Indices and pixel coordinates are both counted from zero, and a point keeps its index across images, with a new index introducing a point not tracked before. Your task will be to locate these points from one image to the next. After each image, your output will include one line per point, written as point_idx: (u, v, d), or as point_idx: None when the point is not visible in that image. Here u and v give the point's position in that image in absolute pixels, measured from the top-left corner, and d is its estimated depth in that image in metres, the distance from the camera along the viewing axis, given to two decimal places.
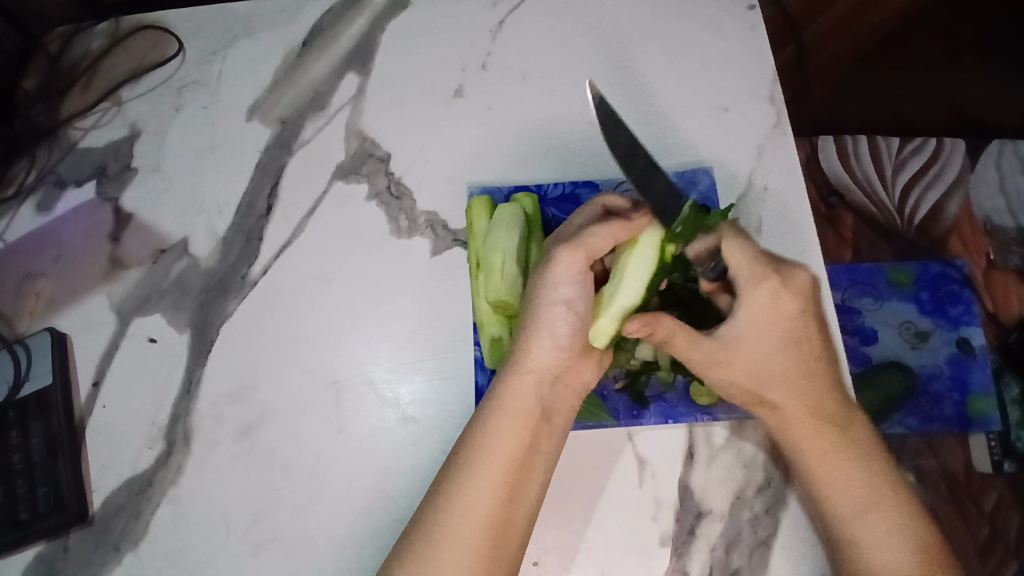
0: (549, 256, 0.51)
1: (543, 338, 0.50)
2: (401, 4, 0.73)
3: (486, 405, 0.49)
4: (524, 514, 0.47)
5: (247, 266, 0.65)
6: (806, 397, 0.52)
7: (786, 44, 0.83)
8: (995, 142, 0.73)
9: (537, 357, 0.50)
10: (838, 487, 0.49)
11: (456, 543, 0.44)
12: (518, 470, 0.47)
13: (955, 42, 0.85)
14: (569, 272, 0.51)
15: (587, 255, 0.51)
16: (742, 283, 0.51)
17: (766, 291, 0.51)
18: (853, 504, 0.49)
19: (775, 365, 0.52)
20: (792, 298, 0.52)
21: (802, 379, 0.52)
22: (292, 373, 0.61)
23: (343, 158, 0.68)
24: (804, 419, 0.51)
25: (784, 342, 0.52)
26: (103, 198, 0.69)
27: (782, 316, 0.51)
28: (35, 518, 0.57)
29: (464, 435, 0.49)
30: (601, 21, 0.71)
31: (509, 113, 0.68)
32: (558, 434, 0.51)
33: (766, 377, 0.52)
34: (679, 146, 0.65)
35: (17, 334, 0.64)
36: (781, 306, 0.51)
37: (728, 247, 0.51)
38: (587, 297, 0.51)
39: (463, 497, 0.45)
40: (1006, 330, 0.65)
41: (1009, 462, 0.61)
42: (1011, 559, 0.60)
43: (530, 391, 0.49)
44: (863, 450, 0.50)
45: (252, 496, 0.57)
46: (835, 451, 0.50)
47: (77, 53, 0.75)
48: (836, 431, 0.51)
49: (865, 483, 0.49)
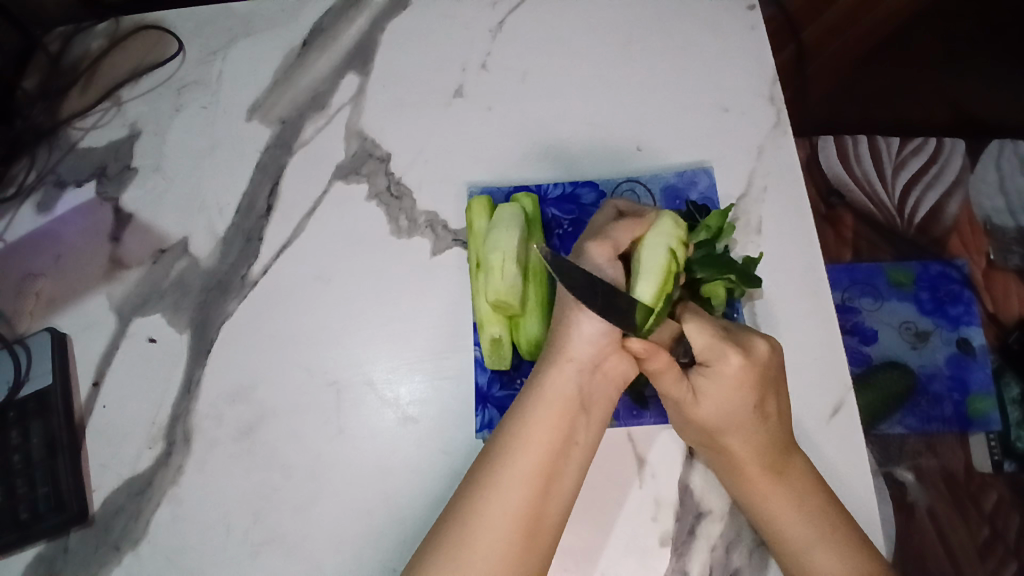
0: (580, 248, 0.51)
1: (582, 327, 0.49)
2: (401, 4, 0.73)
3: (527, 394, 0.49)
4: (559, 504, 0.47)
5: (247, 265, 0.65)
6: (756, 444, 0.50)
7: (786, 43, 0.83)
8: (995, 142, 0.73)
9: (577, 346, 0.49)
10: (781, 518, 0.50)
11: (494, 531, 0.44)
12: (556, 461, 0.47)
13: (955, 43, 0.85)
14: (600, 262, 0.49)
15: (614, 248, 0.50)
16: (708, 353, 0.49)
17: (731, 362, 0.48)
18: (800, 539, 0.49)
19: (731, 425, 0.49)
20: (755, 368, 0.49)
21: (753, 434, 0.49)
22: (292, 373, 0.61)
23: (343, 158, 0.68)
24: (753, 466, 0.50)
25: (738, 405, 0.49)
26: (103, 198, 0.69)
27: (745, 384, 0.48)
28: (35, 519, 0.57)
29: (502, 425, 0.48)
30: (601, 21, 0.71)
31: (508, 113, 0.68)
32: (597, 426, 0.50)
33: (723, 430, 0.50)
34: (679, 146, 0.65)
35: (18, 334, 0.64)
36: (748, 375, 0.48)
37: (689, 326, 0.50)
38: (618, 281, 0.50)
39: (499, 488, 0.45)
40: (1006, 330, 0.65)
41: (1009, 462, 0.61)
42: (1011, 560, 0.60)
43: (571, 381, 0.48)
44: (805, 488, 0.50)
45: (252, 496, 0.57)
46: (780, 494, 0.50)
47: (77, 53, 0.75)
48: (780, 475, 0.50)
49: (813, 523, 0.49)
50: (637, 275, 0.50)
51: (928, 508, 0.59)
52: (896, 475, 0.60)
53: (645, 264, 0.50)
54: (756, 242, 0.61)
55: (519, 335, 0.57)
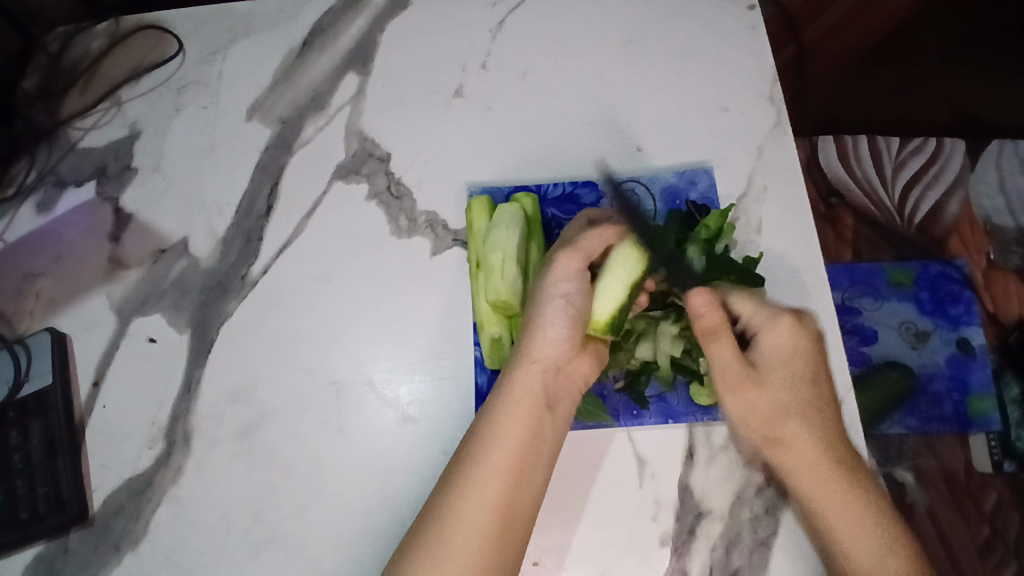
0: (551, 260, 0.53)
1: (547, 331, 0.51)
2: (401, 4, 0.73)
3: (495, 395, 0.50)
4: (533, 498, 0.47)
5: (247, 266, 0.65)
6: (817, 428, 0.53)
7: (787, 43, 0.83)
8: (995, 142, 0.73)
9: (542, 349, 0.51)
10: (848, 507, 0.50)
11: (470, 523, 0.44)
12: (527, 455, 0.47)
13: (955, 43, 0.85)
14: (567, 272, 0.51)
15: (584, 258, 0.52)
16: (761, 321, 0.54)
17: (784, 327, 0.54)
18: (866, 530, 0.49)
19: (794, 400, 0.53)
20: (804, 343, 0.54)
21: (813, 414, 0.53)
22: (292, 374, 0.61)
23: (343, 158, 0.68)
24: (817, 451, 0.52)
25: (797, 381, 0.54)
26: (103, 198, 0.69)
27: (797, 354, 0.54)
28: (35, 519, 0.57)
29: (473, 425, 0.49)
30: (601, 21, 0.71)
31: (508, 113, 0.68)
32: (563, 424, 0.51)
33: (784, 407, 0.53)
34: (678, 146, 0.65)
35: (17, 334, 0.64)
36: (798, 344, 0.54)
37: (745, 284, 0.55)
38: (585, 294, 0.51)
39: (473, 483, 0.45)
40: (1006, 330, 0.65)
41: (1009, 462, 0.61)
42: (1012, 559, 0.60)
43: (536, 379, 0.50)
44: (861, 473, 0.52)
45: (253, 496, 0.57)
46: (845, 483, 0.51)
47: (77, 52, 0.75)
48: (846, 462, 0.52)
49: (874, 511, 0.50)
50: (606, 273, 0.52)
51: (928, 508, 0.59)
52: (896, 475, 0.59)
53: (617, 267, 0.52)
54: (756, 242, 0.61)
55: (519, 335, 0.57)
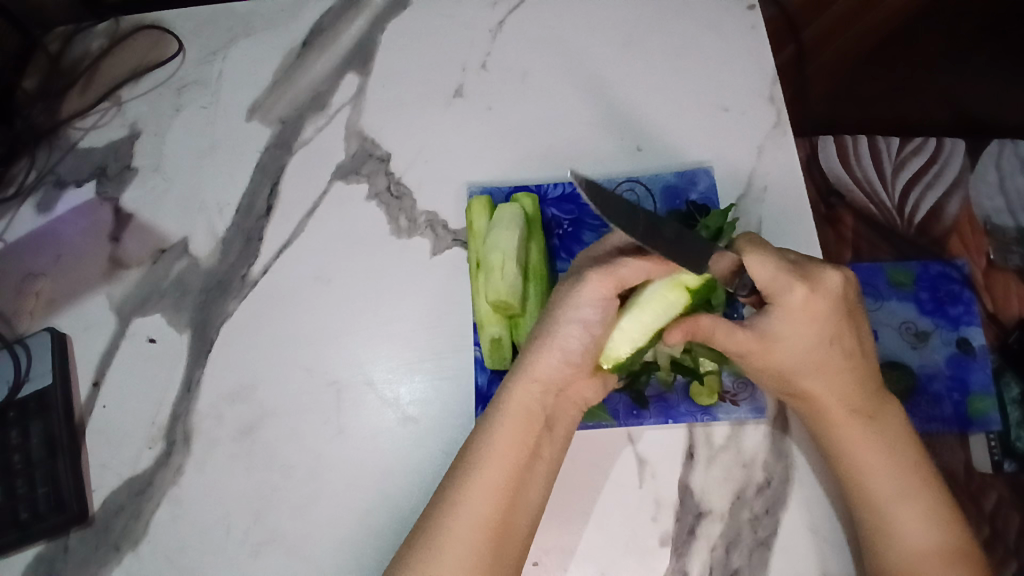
0: (581, 275, 0.49)
1: (554, 351, 0.49)
2: (401, 4, 0.73)
3: (493, 408, 0.49)
4: (528, 516, 0.48)
5: (247, 266, 0.65)
6: (838, 388, 0.50)
7: (786, 43, 0.82)
8: (995, 142, 0.72)
9: (546, 369, 0.49)
10: (868, 466, 0.49)
11: (462, 542, 0.44)
12: (523, 475, 0.47)
13: (955, 42, 0.85)
14: (593, 297, 0.48)
15: (617, 284, 0.48)
16: (772, 290, 0.48)
17: (799, 294, 0.47)
18: (886, 489, 0.49)
19: (811, 363, 0.49)
20: (822, 303, 0.48)
21: (831, 374, 0.50)
22: (292, 374, 0.61)
23: (343, 158, 0.68)
24: (837, 410, 0.50)
25: (815, 343, 0.49)
26: (103, 198, 0.69)
27: (815, 319, 0.48)
28: (35, 519, 0.57)
29: (470, 440, 0.49)
30: (601, 21, 0.71)
31: (508, 113, 0.68)
32: (560, 444, 0.51)
33: (800, 369, 0.50)
34: (678, 147, 0.65)
35: (18, 334, 0.64)
36: (816, 308, 0.48)
37: (751, 259, 0.47)
38: (606, 323, 0.49)
39: (467, 502, 0.45)
40: (1006, 330, 0.65)
41: (1009, 462, 0.60)
42: (1011, 560, 0.58)
43: (535, 399, 0.49)
44: (886, 427, 0.50)
45: (252, 496, 0.57)
46: (867, 442, 0.49)
47: (77, 52, 0.75)
48: (868, 421, 0.50)
49: (897, 469, 0.49)
50: (629, 310, 0.49)
51: None
52: None
53: (644, 307, 0.49)
54: None
55: (519, 335, 0.57)
